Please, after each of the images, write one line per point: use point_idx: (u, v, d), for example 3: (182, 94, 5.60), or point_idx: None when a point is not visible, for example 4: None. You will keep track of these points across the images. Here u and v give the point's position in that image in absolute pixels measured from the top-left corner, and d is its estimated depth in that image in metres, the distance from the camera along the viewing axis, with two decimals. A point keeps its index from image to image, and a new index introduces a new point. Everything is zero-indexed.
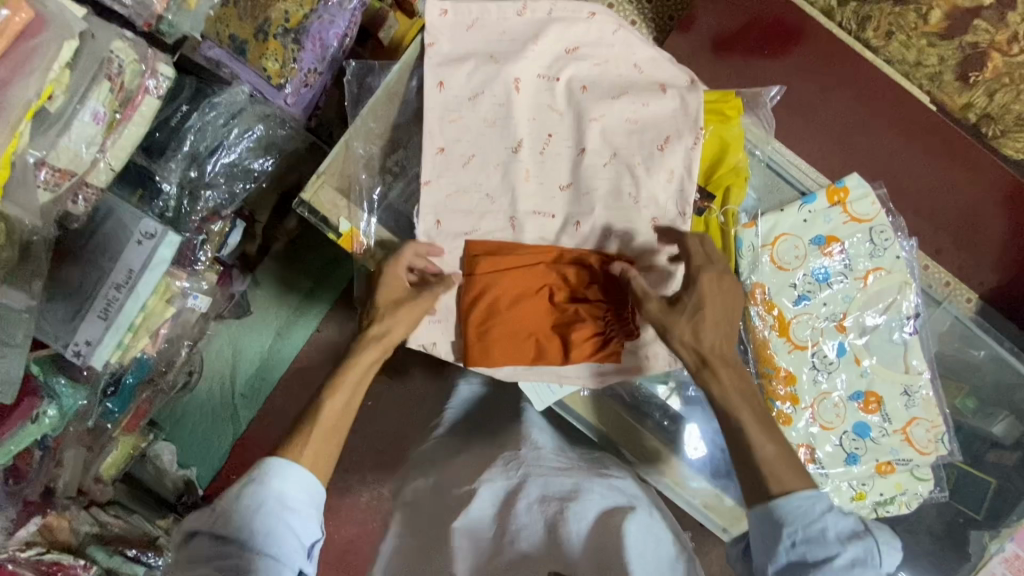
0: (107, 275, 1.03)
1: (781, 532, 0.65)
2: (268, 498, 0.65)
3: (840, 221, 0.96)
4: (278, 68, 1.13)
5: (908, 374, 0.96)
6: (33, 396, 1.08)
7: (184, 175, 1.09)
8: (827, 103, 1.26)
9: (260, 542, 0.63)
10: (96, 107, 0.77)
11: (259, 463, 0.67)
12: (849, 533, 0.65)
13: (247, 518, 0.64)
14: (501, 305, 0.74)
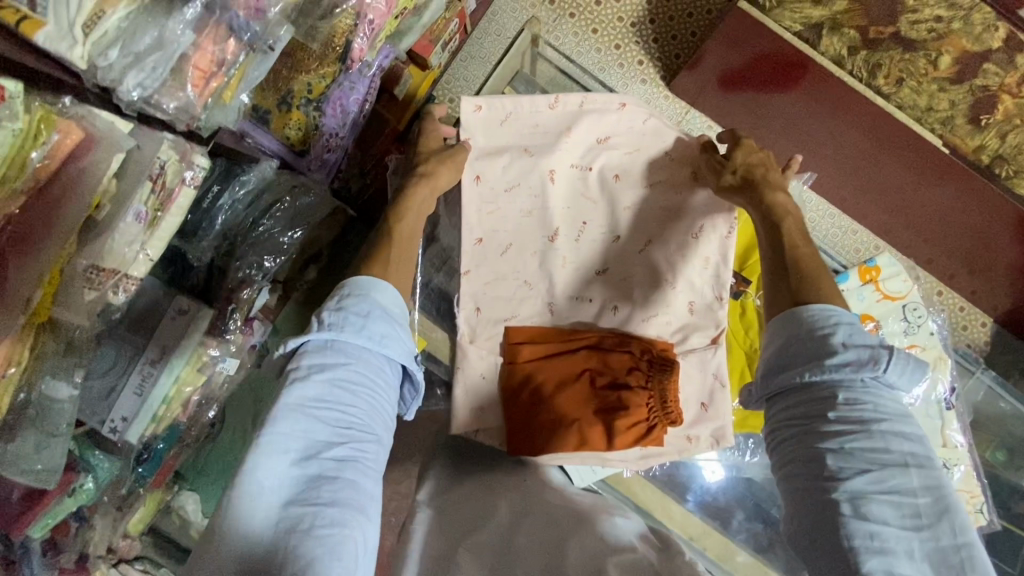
0: (143, 352, 1.04)
1: (788, 330, 0.69)
2: (371, 304, 0.73)
3: (874, 298, 1.08)
4: (300, 135, 1.16)
5: (949, 449, 1.03)
6: (70, 472, 1.09)
7: (215, 251, 1.12)
8: (838, 134, 1.34)
9: (374, 348, 0.71)
10: (139, 208, 0.78)
11: (352, 283, 0.74)
12: (858, 342, 0.65)
13: (358, 325, 0.71)
14: (546, 391, 0.77)
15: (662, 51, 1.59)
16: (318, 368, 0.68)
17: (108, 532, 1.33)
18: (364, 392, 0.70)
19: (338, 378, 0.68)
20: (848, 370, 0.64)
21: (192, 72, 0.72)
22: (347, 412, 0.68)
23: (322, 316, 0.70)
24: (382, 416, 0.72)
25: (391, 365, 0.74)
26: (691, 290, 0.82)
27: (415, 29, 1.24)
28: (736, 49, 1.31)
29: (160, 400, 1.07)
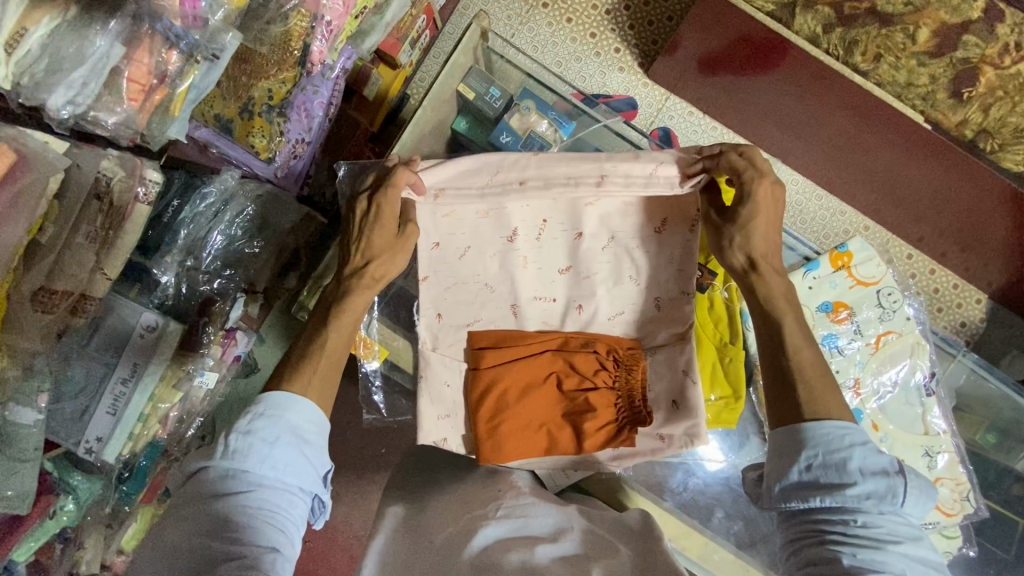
0: (114, 371, 1.03)
1: (800, 453, 0.66)
2: (281, 427, 0.68)
3: (846, 285, 1.05)
4: (265, 144, 1.11)
5: (929, 435, 1.01)
6: (50, 494, 1.08)
7: (181, 265, 1.09)
8: (821, 113, 1.29)
9: (279, 476, 0.66)
10: (89, 229, 0.77)
11: (264, 401, 0.69)
12: (875, 468, 0.63)
13: (263, 451, 0.66)
14: (509, 398, 0.75)
15: (638, 38, 1.55)
16: (217, 500, 0.64)
17: (101, 549, 1.27)
18: (267, 520, 0.64)
19: (239, 510, 0.63)
20: (868, 500, 0.61)
21: (128, 85, 0.71)
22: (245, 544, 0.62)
23: (226, 440, 0.66)
24: (286, 551, 0.65)
25: (302, 490, 0.68)
26: (658, 285, 0.77)
27: (379, 26, 1.14)
28: (710, 33, 1.29)
29: (133, 419, 1.05)
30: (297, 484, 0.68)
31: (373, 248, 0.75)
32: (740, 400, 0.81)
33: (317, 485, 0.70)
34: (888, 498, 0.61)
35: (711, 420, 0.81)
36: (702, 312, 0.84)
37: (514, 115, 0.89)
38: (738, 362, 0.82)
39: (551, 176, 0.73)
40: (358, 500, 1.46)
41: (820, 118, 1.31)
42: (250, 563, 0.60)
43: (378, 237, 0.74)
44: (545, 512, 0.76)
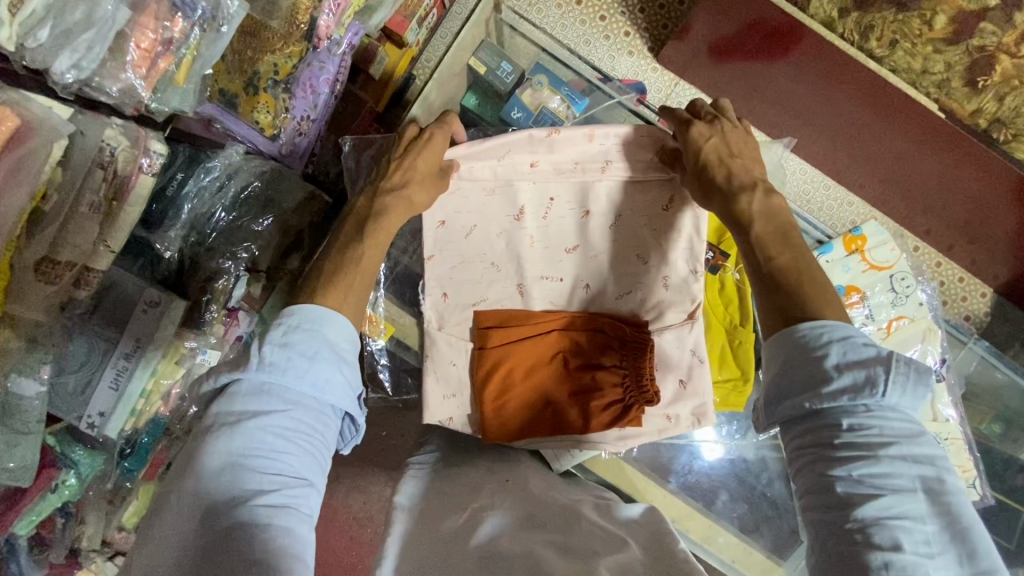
0: (117, 346, 1.02)
1: (778, 357, 0.59)
2: (318, 343, 0.65)
3: (858, 269, 1.05)
4: (270, 120, 1.09)
5: (938, 422, 1.00)
6: (51, 468, 1.08)
7: (184, 241, 1.07)
8: (835, 101, 1.27)
9: (314, 395, 0.64)
10: (92, 198, 0.76)
11: (302, 313, 0.66)
12: (854, 360, 0.55)
13: (301, 368, 0.63)
14: (515, 377, 0.74)
15: (648, 21, 1.53)
16: (251, 414, 0.62)
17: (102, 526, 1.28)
18: (299, 443, 0.63)
19: (272, 429, 0.62)
20: (845, 398, 0.55)
21: (135, 53, 0.70)
22: (276, 467, 0.61)
23: (263, 350, 0.63)
24: (318, 471, 0.65)
25: (336, 409, 0.67)
26: (667, 265, 0.76)
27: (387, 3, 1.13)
28: (723, 18, 1.26)
29: (136, 394, 1.05)
30: (331, 403, 0.66)
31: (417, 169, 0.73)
32: (749, 384, 0.79)
33: (351, 404, 0.68)
34: (871, 390, 0.54)
35: (718, 403, 0.80)
36: (712, 292, 0.82)
37: (526, 90, 0.88)
38: (746, 344, 0.80)
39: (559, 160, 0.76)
40: (358, 481, 1.49)
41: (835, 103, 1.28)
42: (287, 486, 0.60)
43: (422, 161, 0.73)
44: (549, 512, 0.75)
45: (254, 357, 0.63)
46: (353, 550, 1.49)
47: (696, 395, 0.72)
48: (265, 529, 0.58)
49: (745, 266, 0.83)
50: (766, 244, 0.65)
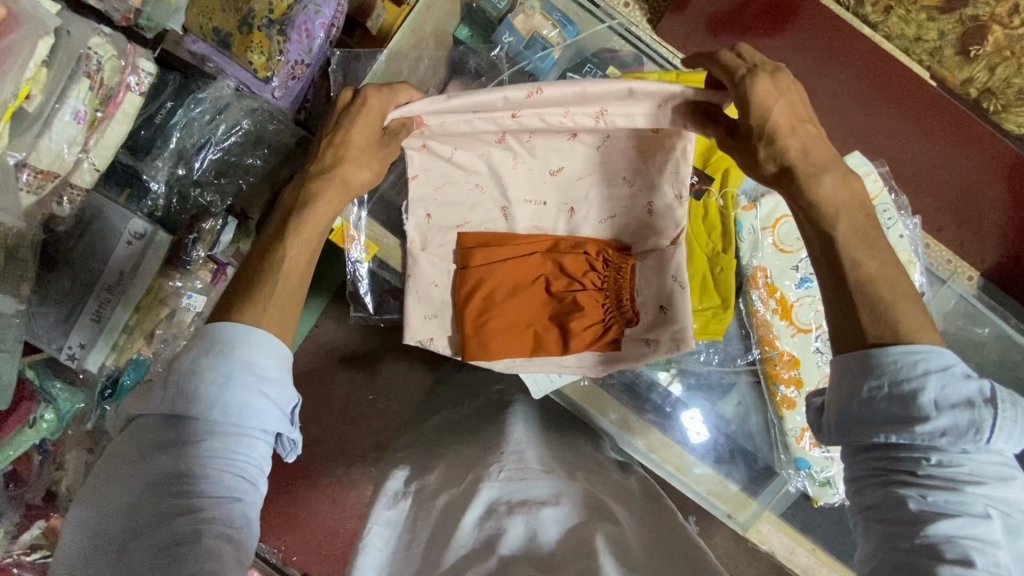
0: (100, 278, 1.01)
1: (865, 383, 0.57)
2: (234, 365, 0.60)
3: None
4: (263, 60, 1.07)
5: None
6: (30, 401, 1.07)
7: (171, 173, 1.06)
8: (831, 75, 1.26)
9: (234, 420, 0.60)
10: (76, 105, 0.76)
11: (217, 332, 0.62)
12: (954, 399, 0.54)
13: (214, 393, 0.59)
14: (497, 297, 0.77)
15: None
16: (169, 445, 0.59)
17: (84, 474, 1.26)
18: (223, 468, 0.59)
19: (191, 460, 0.58)
20: (943, 438, 0.53)
21: None
22: (198, 495, 0.57)
23: (174, 377, 0.60)
24: (251, 495, 0.60)
25: (265, 432, 0.62)
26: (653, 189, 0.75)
27: None
28: None
29: (118, 329, 1.04)
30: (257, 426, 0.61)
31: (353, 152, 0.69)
32: (730, 311, 0.78)
33: (283, 425, 0.63)
34: (977, 432, 0.52)
35: (698, 329, 0.79)
36: (696, 218, 0.81)
37: (518, 14, 0.88)
38: (729, 272, 0.79)
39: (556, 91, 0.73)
40: (342, 442, 1.51)
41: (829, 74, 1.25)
42: (206, 518, 0.56)
43: (358, 134, 0.67)
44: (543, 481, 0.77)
45: (166, 387, 0.60)
46: (336, 513, 1.50)
47: (675, 326, 0.72)
48: (196, 559, 0.53)
49: (729, 192, 0.82)
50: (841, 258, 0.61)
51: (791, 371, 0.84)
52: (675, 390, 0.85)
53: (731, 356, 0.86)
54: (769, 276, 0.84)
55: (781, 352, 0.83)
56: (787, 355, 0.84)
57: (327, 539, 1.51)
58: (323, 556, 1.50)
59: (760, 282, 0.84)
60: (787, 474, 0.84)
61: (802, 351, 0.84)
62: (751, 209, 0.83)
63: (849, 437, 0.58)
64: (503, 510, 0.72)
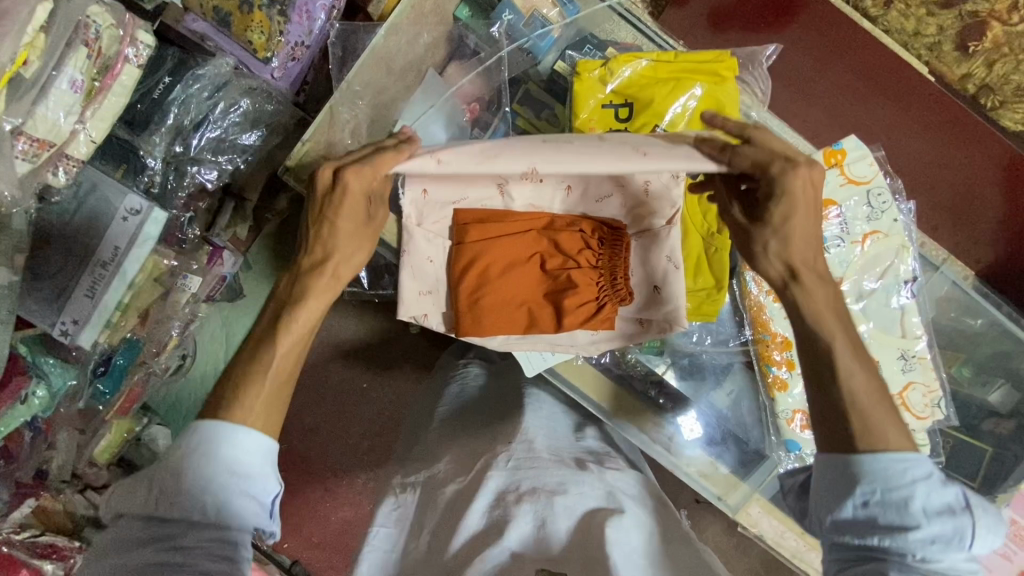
0: (94, 254, 0.97)
1: (854, 486, 0.61)
2: (214, 464, 0.60)
3: (836, 184, 0.84)
4: (263, 40, 1.08)
5: (905, 339, 0.84)
6: (21, 376, 1.02)
7: (168, 149, 1.04)
8: (826, 74, 1.24)
9: (215, 516, 0.59)
10: (73, 74, 0.76)
11: (200, 431, 0.61)
12: (938, 506, 0.58)
13: (195, 493, 0.59)
14: (491, 273, 0.77)
15: None
16: (148, 541, 0.59)
17: (72, 456, 1.28)
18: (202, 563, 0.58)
19: (168, 556, 0.58)
20: (932, 545, 0.57)
21: None
22: None
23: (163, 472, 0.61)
24: None
25: (246, 525, 0.61)
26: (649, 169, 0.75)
27: None
28: None
29: (115, 305, 0.99)
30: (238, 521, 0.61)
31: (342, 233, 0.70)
32: (723, 293, 0.80)
33: (262, 517, 0.62)
34: (960, 537, 0.57)
35: (690, 310, 0.81)
36: (690, 199, 0.81)
37: None
38: (722, 252, 0.81)
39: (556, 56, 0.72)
40: (336, 429, 1.51)
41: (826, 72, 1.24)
42: None
43: (344, 221, 0.70)
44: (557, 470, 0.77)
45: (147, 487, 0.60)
46: (328, 500, 1.50)
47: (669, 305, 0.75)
48: None
49: None
50: (838, 361, 0.65)
51: (783, 352, 0.83)
52: (670, 380, 0.87)
53: (723, 336, 0.88)
54: None
55: (775, 334, 0.83)
56: (780, 337, 0.84)
57: (318, 526, 1.50)
58: (314, 544, 1.50)
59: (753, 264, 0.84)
60: (779, 457, 0.85)
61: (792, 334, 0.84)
62: None
63: (835, 531, 0.62)
64: (513, 498, 0.73)
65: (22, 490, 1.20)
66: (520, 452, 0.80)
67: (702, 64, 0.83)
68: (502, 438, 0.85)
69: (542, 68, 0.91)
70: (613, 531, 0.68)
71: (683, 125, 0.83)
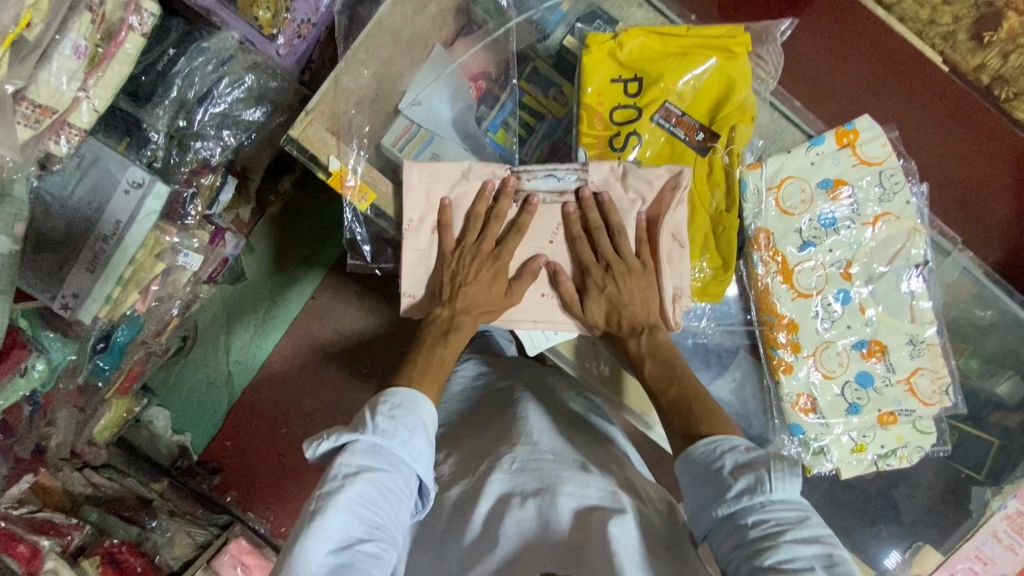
0: (95, 228, 0.96)
1: (689, 477, 0.67)
2: (418, 420, 0.67)
3: (848, 164, 0.82)
4: (270, 17, 1.07)
5: (914, 324, 0.83)
6: (22, 349, 0.98)
7: (172, 123, 1.02)
8: (841, 63, 1.22)
9: (409, 466, 0.65)
10: (77, 40, 0.75)
11: (399, 393, 0.68)
12: (743, 465, 0.63)
13: (403, 441, 0.65)
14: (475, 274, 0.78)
15: None
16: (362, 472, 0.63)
17: (73, 434, 1.26)
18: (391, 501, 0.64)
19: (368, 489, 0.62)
20: (743, 499, 0.61)
21: None
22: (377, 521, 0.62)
23: (373, 419, 0.65)
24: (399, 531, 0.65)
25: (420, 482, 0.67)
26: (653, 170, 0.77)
27: None
28: None
29: (113, 281, 0.99)
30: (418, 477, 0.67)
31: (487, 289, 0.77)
32: (729, 273, 0.79)
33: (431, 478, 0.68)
34: (756, 493, 0.61)
35: (697, 291, 0.81)
36: (700, 178, 0.80)
37: None
38: (731, 232, 0.79)
39: (588, 170, 0.78)
40: None
41: (840, 60, 1.21)
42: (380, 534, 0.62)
43: (493, 275, 0.78)
44: (572, 472, 0.72)
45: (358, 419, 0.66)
46: None
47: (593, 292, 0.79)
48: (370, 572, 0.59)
49: (734, 149, 0.80)
50: None
51: (789, 335, 0.83)
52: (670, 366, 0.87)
53: (727, 318, 0.86)
54: (771, 239, 0.82)
55: (780, 317, 0.82)
56: (786, 319, 0.83)
57: None
58: None
59: (762, 244, 0.82)
60: (782, 441, 0.85)
61: (800, 316, 0.83)
62: (756, 168, 0.81)
63: (701, 532, 0.64)
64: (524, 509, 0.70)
65: (20, 465, 1.16)
66: (524, 455, 0.75)
67: (713, 39, 0.81)
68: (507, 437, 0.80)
69: (551, 43, 0.90)
70: (612, 539, 0.64)
71: (693, 100, 0.82)
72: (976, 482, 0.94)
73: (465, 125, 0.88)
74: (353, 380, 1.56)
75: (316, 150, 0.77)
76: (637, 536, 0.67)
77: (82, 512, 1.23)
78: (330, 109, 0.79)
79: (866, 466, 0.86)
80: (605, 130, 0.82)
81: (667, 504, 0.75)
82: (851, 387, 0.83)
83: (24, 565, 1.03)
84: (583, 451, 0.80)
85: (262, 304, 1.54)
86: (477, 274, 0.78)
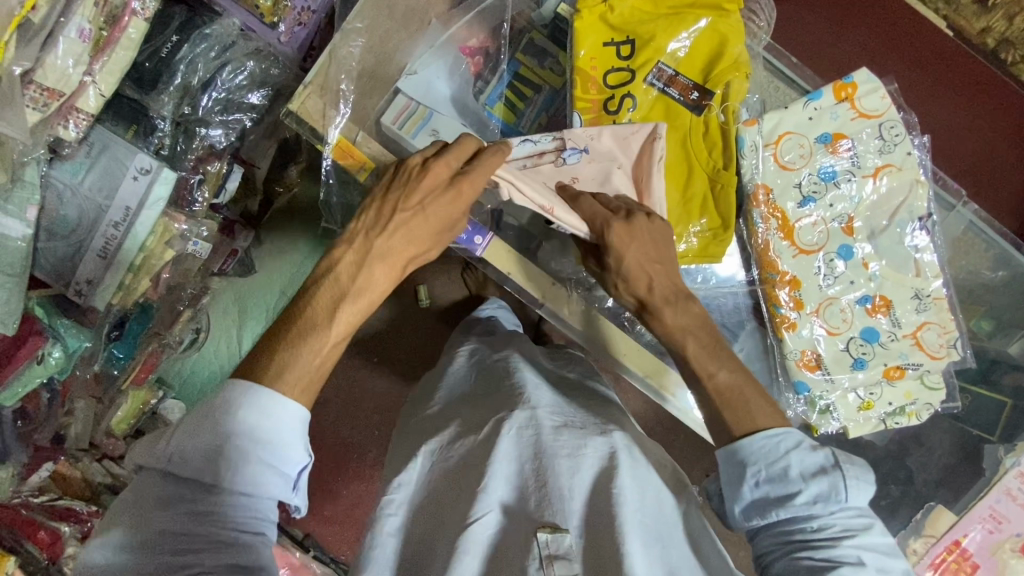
0: (105, 215, 0.98)
1: (745, 473, 0.65)
2: (235, 426, 0.58)
3: (847, 117, 0.82)
4: (270, 5, 1.09)
5: (919, 278, 0.82)
6: (37, 336, 0.97)
7: (177, 110, 1.04)
8: (844, 37, 1.19)
9: (228, 478, 0.57)
10: (82, 23, 0.77)
11: (225, 391, 0.59)
12: (814, 470, 0.62)
13: (211, 452, 0.57)
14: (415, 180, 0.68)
15: None
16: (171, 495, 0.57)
17: (90, 426, 1.30)
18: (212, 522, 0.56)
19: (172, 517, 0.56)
20: (815, 505, 0.61)
21: None
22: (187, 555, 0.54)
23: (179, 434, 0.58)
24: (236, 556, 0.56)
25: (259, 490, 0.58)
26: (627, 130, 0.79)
27: None
28: None
29: (125, 267, 1.01)
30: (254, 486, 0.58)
31: (426, 180, 0.68)
32: (730, 231, 0.79)
33: (278, 483, 0.59)
34: (830, 501, 0.60)
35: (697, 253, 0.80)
36: (696, 137, 0.81)
37: None
38: (728, 189, 0.80)
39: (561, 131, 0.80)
40: (348, 404, 1.48)
41: (842, 33, 1.19)
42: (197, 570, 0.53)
43: (429, 182, 0.68)
44: (567, 435, 0.72)
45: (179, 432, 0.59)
46: (341, 474, 1.47)
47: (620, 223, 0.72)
48: None
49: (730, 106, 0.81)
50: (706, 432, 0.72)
51: (791, 292, 0.82)
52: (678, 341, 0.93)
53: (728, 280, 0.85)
54: (771, 196, 0.82)
55: (782, 274, 0.82)
56: (787, 276, 0.82)
57: (328, 500, 1.48)
58: (324, 517, 1.48)
59: (761, 201, 0.82)
60: (787, 400, 0.85)
61: (802, 273, 0.82)
62: (753, 124, 0.81)
63: (745, 524, 0.65)
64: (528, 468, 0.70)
65: (40, 453, 1.20)
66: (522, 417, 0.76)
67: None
68: (507, 398, 0.80)
69: (545, 12, 0.90)
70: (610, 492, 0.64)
71: (687, 61, 0.81)
72: (989, 442, 0.93)
73: (463, 101, 0.87)
74: (364, 367, 1.48)
75: (315, 121, 0.80)
76: (631, 489, 0.67)
77: (103, 500, 1.25)
78: (327, 84, 0.81)
79: (874, 425, 0.85)
80: (599, 94, 0.82)
81: (663, 463, 0.76)
82: (856, 343, 0.82)
83: (45, 551, 1.08)
84: (581, 412, 0.80)
85: (273, 294, 1.54)
86: (423, 179, 0.68)
